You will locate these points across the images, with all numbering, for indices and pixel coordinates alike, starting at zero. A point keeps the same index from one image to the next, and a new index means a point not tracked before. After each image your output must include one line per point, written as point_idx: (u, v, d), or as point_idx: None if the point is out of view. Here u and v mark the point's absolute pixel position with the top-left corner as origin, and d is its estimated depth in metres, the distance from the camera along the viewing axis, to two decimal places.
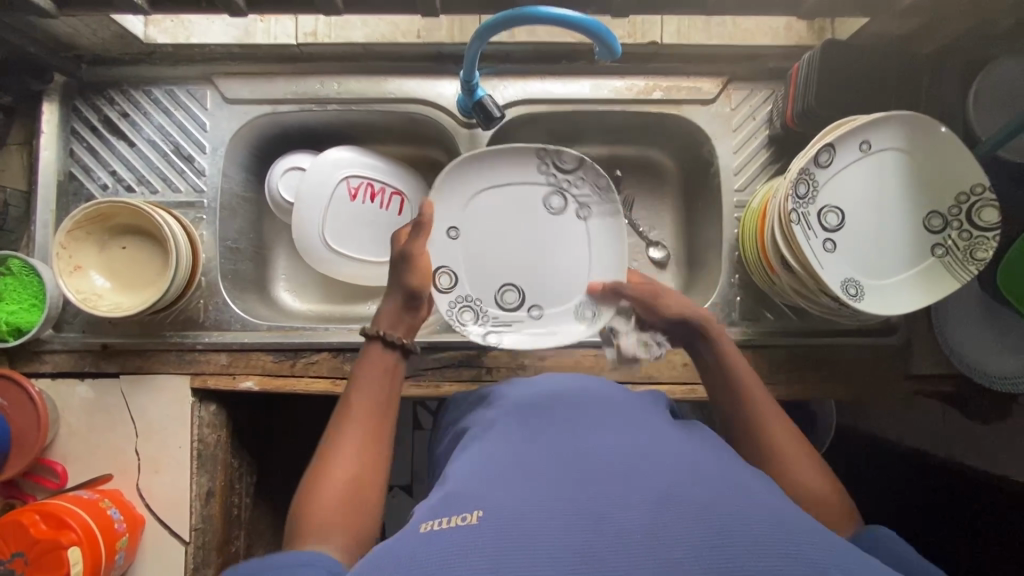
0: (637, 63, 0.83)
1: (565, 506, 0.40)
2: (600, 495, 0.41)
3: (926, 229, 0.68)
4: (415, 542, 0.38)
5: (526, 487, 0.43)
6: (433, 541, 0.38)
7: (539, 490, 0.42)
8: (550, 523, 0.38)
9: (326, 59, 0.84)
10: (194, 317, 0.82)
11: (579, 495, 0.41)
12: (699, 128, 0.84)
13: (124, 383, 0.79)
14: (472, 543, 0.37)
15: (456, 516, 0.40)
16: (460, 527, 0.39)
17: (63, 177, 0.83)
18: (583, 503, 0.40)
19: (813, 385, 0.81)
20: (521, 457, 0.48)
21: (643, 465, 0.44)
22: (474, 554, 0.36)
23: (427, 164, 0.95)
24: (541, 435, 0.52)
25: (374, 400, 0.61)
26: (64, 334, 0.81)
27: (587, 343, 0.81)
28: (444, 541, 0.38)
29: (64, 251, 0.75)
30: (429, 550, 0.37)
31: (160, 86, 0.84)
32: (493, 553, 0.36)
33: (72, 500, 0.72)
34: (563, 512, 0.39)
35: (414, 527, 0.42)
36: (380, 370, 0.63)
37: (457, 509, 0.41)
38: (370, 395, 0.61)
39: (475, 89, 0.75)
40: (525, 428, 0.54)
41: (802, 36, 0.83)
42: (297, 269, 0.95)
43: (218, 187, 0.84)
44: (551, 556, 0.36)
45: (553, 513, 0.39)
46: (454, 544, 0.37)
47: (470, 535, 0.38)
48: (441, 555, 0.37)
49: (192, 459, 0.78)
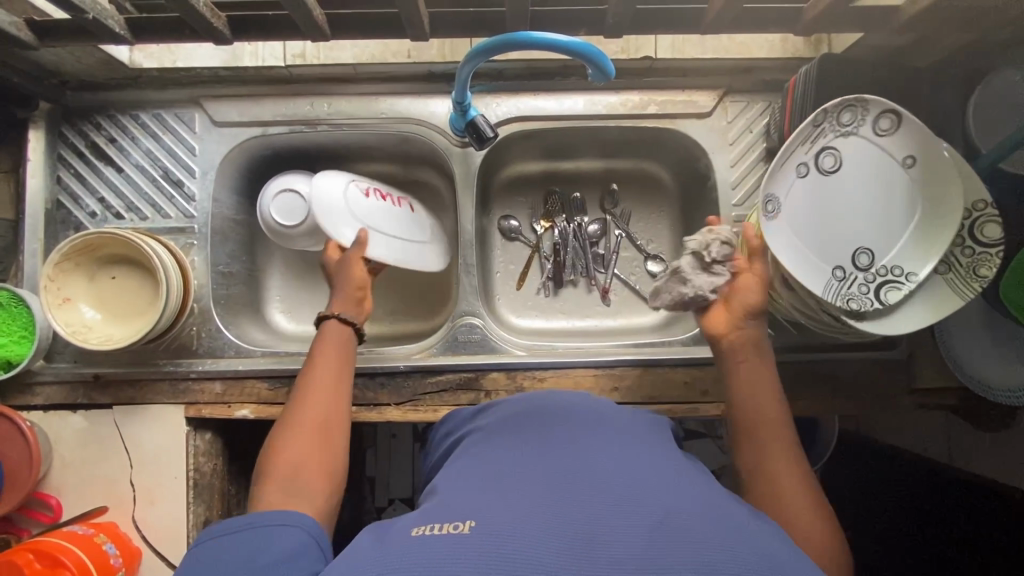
0: (632, 77, 0.82)
1: (552, 521, 0.40)
2: (590, 519, 0.40)
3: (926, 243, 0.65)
4: (404, 547, 0.39)
5: (518, 497, 0.43)
6: (420, 547, 0.39)
7: (530, 503, 0.42)
8: (536, 535, 0.39)
9: (316, 79, 0.83)
10: (187, 345, 0.81)
11: (568, 513, 0.41)
12: (695, 142, 0.83)
13: (118, 414, 0.78)
14: (456, 552, 0.38)
15: (447, 524, 0.41)
16: (448, 534, 0.40)
17: (51, 206, 0.82)
18: (572, 520, 0.40)
19: (816, 401, 0.80)
20: (520, 464, 0.48)
21: (638, 486, 0.44)
22: (456, 559, 0.37)
23: (421, 181, 0.94)
24: (539, 445, 0.52)
25: (329, 374, 0.64)
26: (56, 365, 0.80)
27: (587, 362, 0.79)
28: (432, 547, 0.39)
29: (52, 284, 0.74)
30: (418, 554, 0.38)
31: (147, 110, 0.83)
32: (475, 558, 0.37)
33: (66, 536, 0.71)
34: (550, 527, 0.39)
35: (406, 530, 0.42)
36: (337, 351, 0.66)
37: (450, 518, 0.42)
38: (331, 369, 0.64)
39: (467, 109, 0.74)
40: (523, 439, 0.54)
41: (797, 49, 0.81)
42: (291, 290, 0.94)
43: (208, 212, 0.83)
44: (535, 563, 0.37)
45: (541, 528, 0.39)
46: (437, 550, 0.38)
47: (459, 544, 0.38)
48: (427, 560, 0.37)
49: (188, 489, 0.77)
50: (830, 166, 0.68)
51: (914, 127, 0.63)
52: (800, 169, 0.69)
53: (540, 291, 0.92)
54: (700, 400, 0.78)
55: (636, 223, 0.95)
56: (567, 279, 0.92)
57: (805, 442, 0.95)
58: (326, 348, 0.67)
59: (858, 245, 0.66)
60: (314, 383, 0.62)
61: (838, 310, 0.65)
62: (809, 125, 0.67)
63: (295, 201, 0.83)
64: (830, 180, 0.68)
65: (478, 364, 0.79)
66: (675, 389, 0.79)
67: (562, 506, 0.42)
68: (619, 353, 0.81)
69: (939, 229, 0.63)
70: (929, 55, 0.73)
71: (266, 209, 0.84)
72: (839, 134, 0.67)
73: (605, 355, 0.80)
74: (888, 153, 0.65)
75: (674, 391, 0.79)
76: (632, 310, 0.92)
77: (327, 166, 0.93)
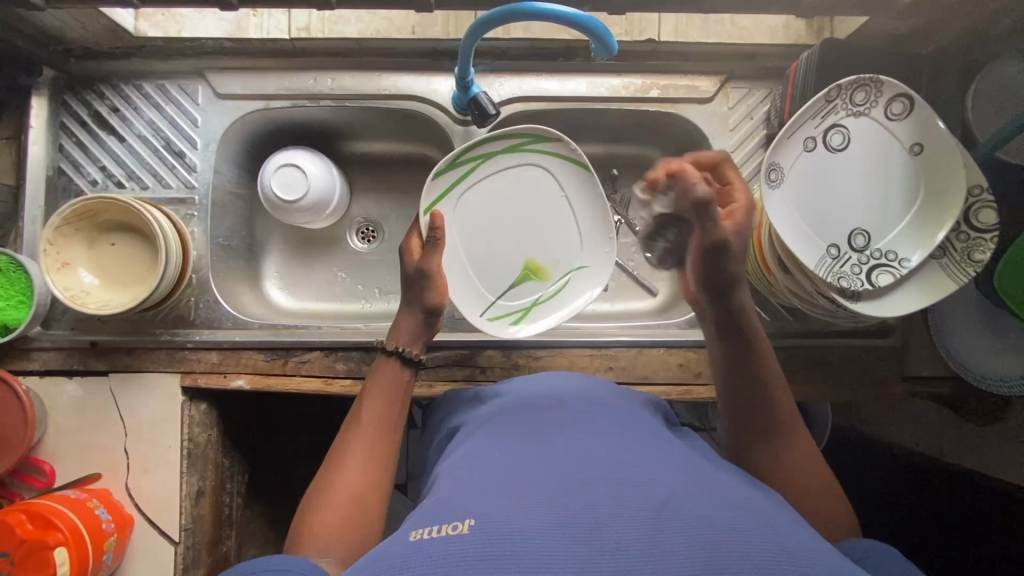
0: (635, 61, 0.83)
1: (555, 522, 0.38)
2: (588, 515, 0.39)
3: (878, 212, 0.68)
4: (401, 553, 0.37)
5: (517, 496, 0.41)
6: (420, 553, 0.36)
7: (530, 495, 0.41)
8: (542, 529, 0.38)
9: (321, 54, 0.83)
10: (185, 315, 0.81)
11: (570, 512, 0.39)
12: (696, 127, 0.84)
13: (113, 382, 0.78)
14: (461, 558, 0.35)
15: (446, 525, 0.39)
16: (448, 537, 0.37)
17: (52, 173, 0.82)
18: (572, 511, 0.39)
19: (809, 386, 0.80)
20: (514, 462, 0.46)
21: (638, 480, 0.43)
22: (459, 564, 0.35)
23: (422, 161, 0.94)
24: (532, 436, 0.51)
25: (383, 415, 0.61)
26: (53, 332, 0.80)
27: (583, 342, 0.80)
28: (433, 552, 0.36)
29: (52, 248, 0.74)
30: (419, 558, 0.36)
31: (151, 80, 0.83)
32: (480, 567, 0.35)
33: (60, 499, 0.71)
34: (554, 529, 0.37)
35: (399, 537, 0.40)
36: (392, 385, 0.64)
37: (449, 517, 0.40)
38: (383, 409, 0.62)
39: (470, 86, 0.75)
40: (515, 430, 0.53)
41: (800, 35, 0.82)
42: (290, 266, 0.94)
43: (209, 183, 0.83)
44: (542, 561, 0.35)
45: (543, 523, 0.38)
46: (438, 554, 0.36)
47: (459, 545, 0.36)
48: (430, 566, 0.35)
49: (182, 458, 0.77)
50: (837, 143, 0.67)
51: (925, 114, 0.64)
52: (807, 142, 0.69)
53: None
54: (693, 381, 0.79)
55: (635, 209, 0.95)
56: None
57: None
58: (378, 385, 0.64)
59: (854, 226, 0.67)
60: (363, 420, 0.60)
61: (831, 288, 0.65)
62: (821, 99, 0.67)
63: (296, 175, 0.84)
64: (833, 159, 0.68)
65: (474, 341, 0.80)
66: (670, 371, 0.80)
67: (563, 504, 0.40)
68: (614, 334, 0.81)
69: (934, 218, 0.64)
70: (930, 43, 0.73)
71: (266, 183, 0.84)
72: (850, 113, 0.67)
73: (601, 336, 0.80)
74: (895, 138, 0.66)
75: (668, 373, 0.79)
76: (629, 295, 0.93)
77: (329, 143, 0.93)
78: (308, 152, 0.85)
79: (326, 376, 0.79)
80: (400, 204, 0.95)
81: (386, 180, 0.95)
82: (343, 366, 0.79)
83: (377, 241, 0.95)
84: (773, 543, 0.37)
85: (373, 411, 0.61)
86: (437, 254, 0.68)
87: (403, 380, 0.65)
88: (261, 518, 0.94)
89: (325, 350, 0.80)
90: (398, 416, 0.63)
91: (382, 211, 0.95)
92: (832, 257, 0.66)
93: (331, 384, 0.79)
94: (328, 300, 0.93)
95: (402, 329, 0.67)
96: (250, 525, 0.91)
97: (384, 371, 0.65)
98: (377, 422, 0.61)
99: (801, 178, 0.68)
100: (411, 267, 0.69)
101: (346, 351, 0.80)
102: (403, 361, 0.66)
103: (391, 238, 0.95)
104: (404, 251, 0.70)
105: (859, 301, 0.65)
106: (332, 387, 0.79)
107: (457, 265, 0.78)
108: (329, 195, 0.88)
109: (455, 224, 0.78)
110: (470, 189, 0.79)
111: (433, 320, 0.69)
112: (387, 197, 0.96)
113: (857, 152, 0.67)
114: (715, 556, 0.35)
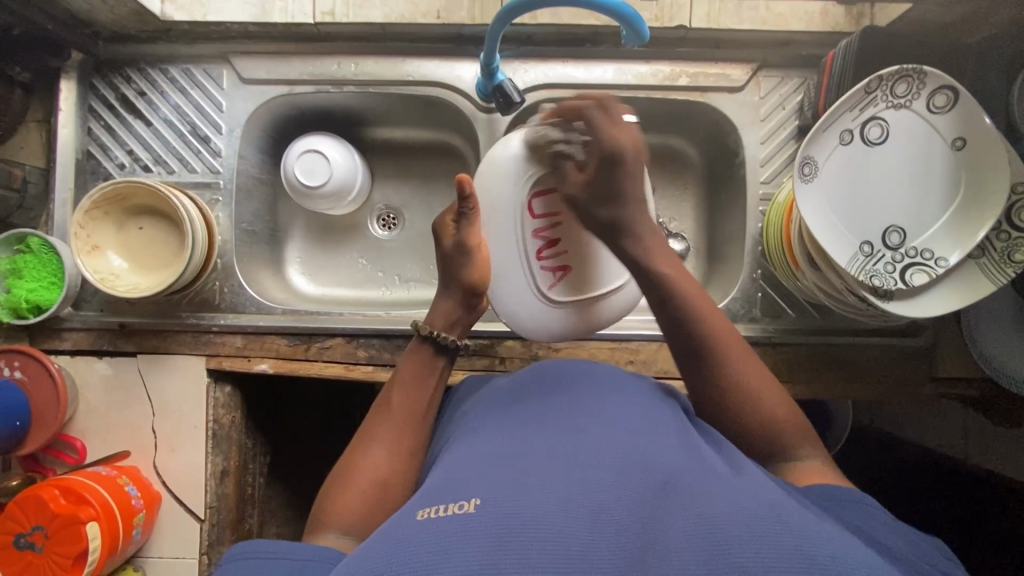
0: (664, 48, 0.80)
1: (565, 502, 0.38)
2: (603, 504, 0.38)
3: (883, 239, 0.65)
4: (413, 528, 0.37)
5: (527, 475, 0.41)
6: (424, 528, 0.37)
7: (544, 476, 0.41)
8: (554, 511, 0.37)
9: (344, 39, 0.82)
10: (210, 299, 0.82)
11: (578, 495, 0.39)
12: (725, 117, 0.82)
13: (142, 362, 0.80)
14: (462, 532, 0.36)
15: (453, 503, 0.39)
16: (456, 514, 0.38)
17: (82, 156, 0.83)
18: (588, 498, 0.39)
19: (833, 384, 0.79)
20: (528, 443, 0.47)
21: (648, 467, 0.42)
22: (468, 541, 0.35)
23: (444, 148, 0.93)
24: (550, 419, 0.51)
25: (413, 404, 0.62)
26: (83, 312, 0.81)
27: (604, 335, 0.79)
28: (446, 529, 0.36)
29: (82, 231, 0.76)
30: (430, 535, 0.36)
31: (176, 64, 0.83)
32: (493, 545, 0.35)
33: (91, 476, 0.73)
34: (565, 509, 0.38)
35: (411, 514, 0.40)
36: (419, 370, 0.65)
37: (461, 495, 0.40)
38: (409, 393, 0.63)
39: (495, 72, 0.74)
40: (533, 415, 0.53)
41: (838, 23, 0.78)
42: (313, 252, 0.95)
43: (234, 168, 0.83)
44: (551, 549, 0.35)
45: (556, 508, 0.38)
46: (449, 529, 0.36)
47: (471, 522, 0.37)
48: (441, 542, 0.35)
49: (208, 439, 0.79)
50: (875, 137, 0.65)
51: (971, 107, 0.61)
52: (843, 135, 0.67)
53: None
54: None
55: (659, 199, 0.93)
56: None
57: (817, 427, 0.95)
58: (405, 373, 0.65)
59: (889, 223, 0.65)
60: (395, 406, 0.62)
61: (862, 286, 0.63)
62: (860, 90, 0.65)
63: (319, 161, 0.84)
64: (868, 154, 0.66)
65: (494, 331, 0.80)
66: None
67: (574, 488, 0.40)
68: (635, 326, 0.81)
69: (972, 218, 0.61)
70: (976, 32, 0.70)
71: (289, 168, 0.84)
72: (890, 105, 0.64)
73: (621, 329, 0.80)
74: (937, 133, 0.63)
75: None
76: (650, 289, 0.92)
77: (350, 129, 0.93)
78: (327, 135, 0.85)
79: (348, 361, 0.80)
80: (422, 191, 0.95)
81: (406, 167, 0.95)
82: (365, 353, 0.80)
83: (397, 228, 0.95)
84: (777, 525, 0.36)
85: (403, 398, 0.63)
86: (471, 226, 0.69)
87: (434, 364, 0.67)
88: (283, 498, 0.96)
89: (346, 336, 0.80)
90: (430, 405, 0.64)
91: (403, 198, 0.95)
92: (864, 255, 0.64)
93: (352, 369, 0.80)
94: (349, 286, 0.94)
95: (439, 313, 0.69)
96: (272, 505, 0.93)
97: (414, 355, 0.67)
98: (406, 410, 0.62)
99: (836, 172, 0.67)
100: (449, 243, 0.70)
101: (367, 337, 0.80)
102: (438, 346, 0.67)
103: (413, 226, 0.94)
104: (438, 229, 0.71)
105: (891, 300, 0.63)
106: (354, 373, 0.80)
107: (490, 226, 0.71)
108: (351, 181, 0.87)
109: (496, 204, 0.70)
110: (538, 178, 0.69)
111: (473, 305, 0.71)
112: (407, 183, 0.95)
113: (899, 146, 0.65)
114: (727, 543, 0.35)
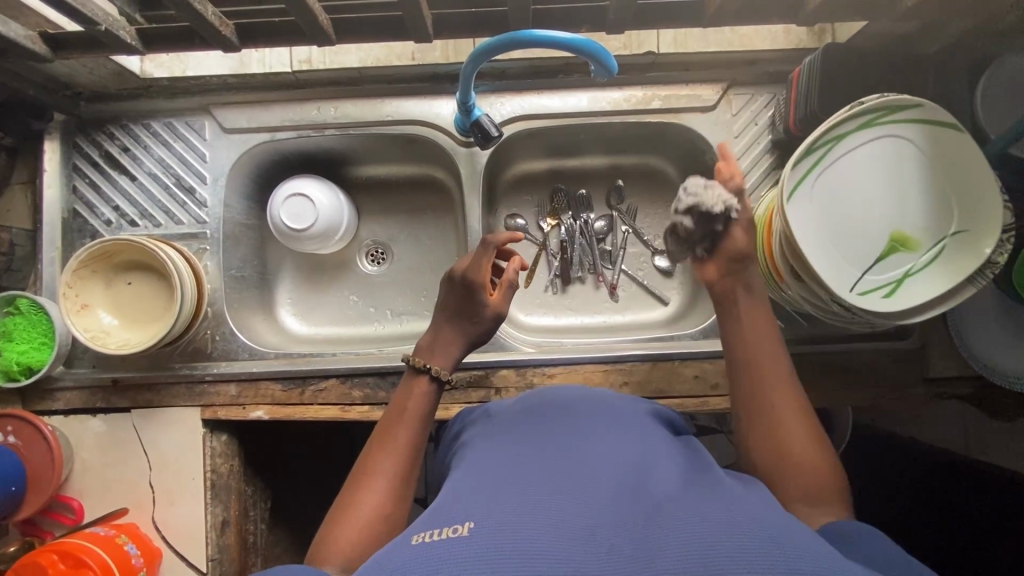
0: (635, 73, 0.83)
1: (556, 523, 0.38)
2: (593, 524, 0.39)
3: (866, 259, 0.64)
4: (406, 555, 0.37)
5: (524, 496, 0.42)
6: (418, 554, 0.37)
7: (536, 497, 0.41)
8: (544, 532, 0.37)
9: (323, 84, 0.84)
10: (203, 348, 0.82)
11: (569, 518, 0.39)
12: (699, 135, 0.83)
13: (136, 417, 0.80)
14: (459, 554, 0.36)
15: (446, 528, 0.39)
16: (448, 539, 0.38)
17: (68, 214, 0.83)
18: (580, 517, 0.39)
19: (827, 392, 0.80)
20: (522, 467, 0.47)
21: (643, 490, 0.42)
22: (459, 564, 0.35)
23: (428, 181, 0.95)
24: (541, 444, 0.51)
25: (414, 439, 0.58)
26: (76, 370, 0.81)
27: (597, 358, 0.80)
28: (437, 554, 0.36)
29: (71, 290, 0.76)
30: (421, 561, 0.36)
31: (158, 119, 0.85)
32: (480, 567, 0.35)
33: (89, 537, 0.72)
34: (558, 531, 0.38)
35: (406, 539, 0.40)
36: (421, 406, 0.61)
37: (450, 521, 0.40)
38: (413, 428, 0.59)
39: (472, 109, 0.75)
40: (524, 438, 0.53)
41: (801, 40, 0.82)
42: (303, 293, 0.95)
43: (219, 217, 0.84)
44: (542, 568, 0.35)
45: (547, 528, 0.38)
46: (440, 555, 0.36)
47: (461, 546, 0.37)
48: (434, 566, 0.35)
49: (206, 489, 0.78)
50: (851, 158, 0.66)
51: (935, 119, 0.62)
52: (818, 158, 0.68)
53: (548, 288, 0.93)
54: (710, 393, 0.78)
55: (643, 219, 0.95)
56: (574, 276, 0.92)
57: None
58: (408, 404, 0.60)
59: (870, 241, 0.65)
60: (397, 438, 0.58)
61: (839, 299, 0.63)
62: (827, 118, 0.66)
63: (304, 205, 0.85)
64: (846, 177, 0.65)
65: (487, 362, 0.80)
66: (685, 383, 0.79)
67: (566, 508, 0.40)
68: (627, 347, 0.81)
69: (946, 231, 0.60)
70: (935, 42, 0.72)
71: (276, 212, 0.85)
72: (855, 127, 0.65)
73: (614, 350, 0.80)
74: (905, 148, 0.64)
75: (684, 386, 0.79)
76: (640, 306, 0.92)
77: (333, 170, 0.94)
78: (312, 178, 0.86)
79: (343, 402, 0.80)
80: (409, 226, 0.96)
81: (392, 203, 0.96)
82: (359, 392, 0.80)
83: (386, 263, 0.95)
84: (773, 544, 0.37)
85: (409, 430, 0.59)
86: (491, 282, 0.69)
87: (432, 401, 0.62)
88: (287, 541, 0.95)
89: (340, 377, 0.80)
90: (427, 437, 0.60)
91: (390, 233, 0.96)
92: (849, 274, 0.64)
93: (348, 411, 0.79)
94: (342, 324, 0.94)
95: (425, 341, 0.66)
96: (276, 549, 0.92)
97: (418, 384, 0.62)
98: (404, 446, 0.58)
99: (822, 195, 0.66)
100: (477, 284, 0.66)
101: (361, 376, 0.80)
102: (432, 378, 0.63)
103: (401, 260, 0.95)
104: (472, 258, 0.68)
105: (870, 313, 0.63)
106: (349, 414, 0.79)
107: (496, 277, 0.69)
108: (338, 221, 0.88)
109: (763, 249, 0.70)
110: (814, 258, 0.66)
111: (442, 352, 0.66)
112: (394, 218, 0.96)
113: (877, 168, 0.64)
114: (712, 555, 0.35)
